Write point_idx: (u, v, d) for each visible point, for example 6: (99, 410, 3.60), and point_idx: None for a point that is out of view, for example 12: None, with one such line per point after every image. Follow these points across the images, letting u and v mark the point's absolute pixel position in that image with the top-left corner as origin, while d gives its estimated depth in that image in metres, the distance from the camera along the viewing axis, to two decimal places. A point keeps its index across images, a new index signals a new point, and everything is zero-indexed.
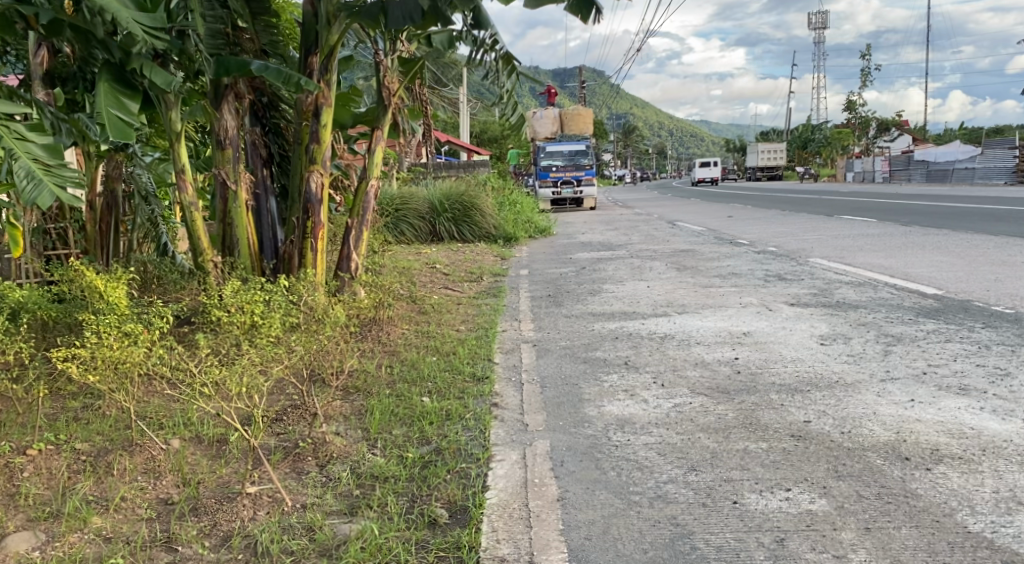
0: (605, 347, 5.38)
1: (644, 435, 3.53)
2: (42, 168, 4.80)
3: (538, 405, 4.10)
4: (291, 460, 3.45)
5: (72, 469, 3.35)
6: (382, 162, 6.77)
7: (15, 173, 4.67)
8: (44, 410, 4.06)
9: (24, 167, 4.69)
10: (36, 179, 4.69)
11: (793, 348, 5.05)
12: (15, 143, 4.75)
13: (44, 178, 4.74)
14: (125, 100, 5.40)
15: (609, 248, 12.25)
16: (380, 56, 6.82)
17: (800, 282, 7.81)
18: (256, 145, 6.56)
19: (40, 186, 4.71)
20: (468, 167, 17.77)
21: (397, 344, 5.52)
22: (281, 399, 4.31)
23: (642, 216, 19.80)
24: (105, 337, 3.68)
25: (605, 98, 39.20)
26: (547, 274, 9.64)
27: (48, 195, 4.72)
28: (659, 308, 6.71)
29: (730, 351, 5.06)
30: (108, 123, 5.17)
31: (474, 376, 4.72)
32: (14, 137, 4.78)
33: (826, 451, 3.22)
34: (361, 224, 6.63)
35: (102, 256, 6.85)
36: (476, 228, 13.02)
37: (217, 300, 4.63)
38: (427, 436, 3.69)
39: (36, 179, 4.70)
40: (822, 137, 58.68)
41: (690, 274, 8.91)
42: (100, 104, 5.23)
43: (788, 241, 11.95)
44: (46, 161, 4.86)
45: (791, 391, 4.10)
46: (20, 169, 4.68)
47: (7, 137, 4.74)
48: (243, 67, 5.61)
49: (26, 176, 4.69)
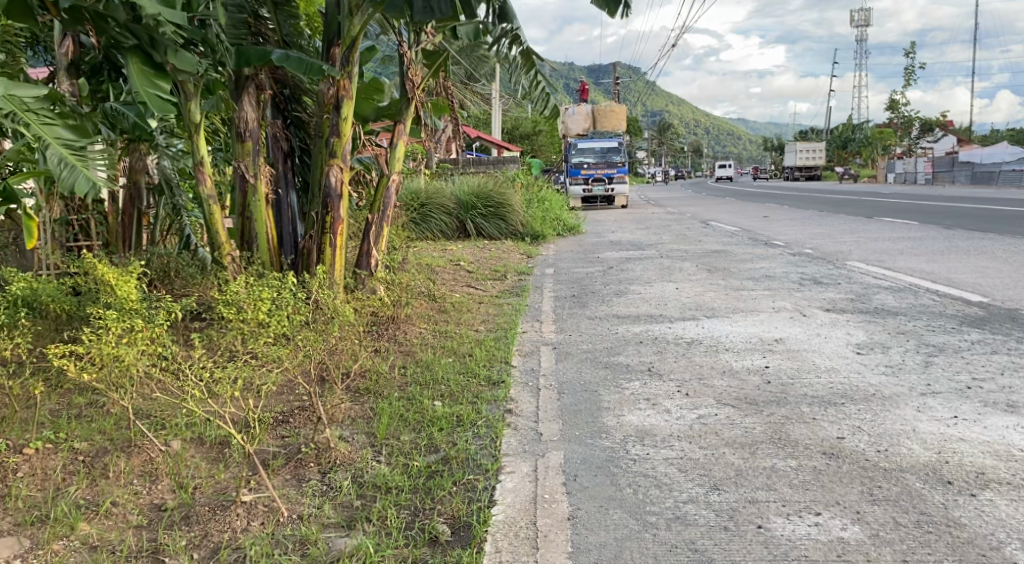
0: (629, 351, 5.17)
1: (664, 449, 3.32)
2: (73, 154, 4.77)
3: (554, 414, 3.90)
4: (292, 467, 3.31)
5: (67, 470, 3.26)
6: (405, 156, 6.62)
7: (47, 161, 4.63)
8: (48, 406, 3.98)
9: (55, 154, 4.65)
10: (69, 164, 4.66)
11: (827, 357, 4.79)
12: (42, 129, 4.69)
13: (76, 164, 4.69)
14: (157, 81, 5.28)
15: (639, 248, 11.99)
16: (404, 48, 6.65)
17: (837, 287, 7.50)
18: (278, 139, 6.46)
19: (74, 172, 4.66)
20: (498, 164, 17.59)
21: (413, 345, 5.36)
22: (287, 400, 4.18)
23: (675, 215, 19.46)
24: (104, 332, 3.57)
25: (640, 95, 38.74)
26: (573, 273, 9.44)
27: (82, 182, 4.66)
28: (687, 312, 6.47)
29: (760, 359, 4.81)
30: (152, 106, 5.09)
31: (490, 380, 4.54)
32: (41, 122, 4.70)
33: (860, 471, 2.97)
34: (382, 219, 6.48)
35: (124, 247, 6.82)
36: (504, 225, 12.85)
37: (227, 292, 4.44)
38: (435, 444, 3.52)
39: (70, 164, 4.66)
40: (862, 137, 57.43)
41: (721, 276, 8.64)
42: (139, 86, 5.17)
43: (825, 243, 11.58)
44: (74, 143, 4.81)
45: (824, 404, 3.85)
46: (52, 157, 4.64)
47: (34, 124, 4.67)
48: (264, 57, 5.57)
49: (59, 164, 4.65)
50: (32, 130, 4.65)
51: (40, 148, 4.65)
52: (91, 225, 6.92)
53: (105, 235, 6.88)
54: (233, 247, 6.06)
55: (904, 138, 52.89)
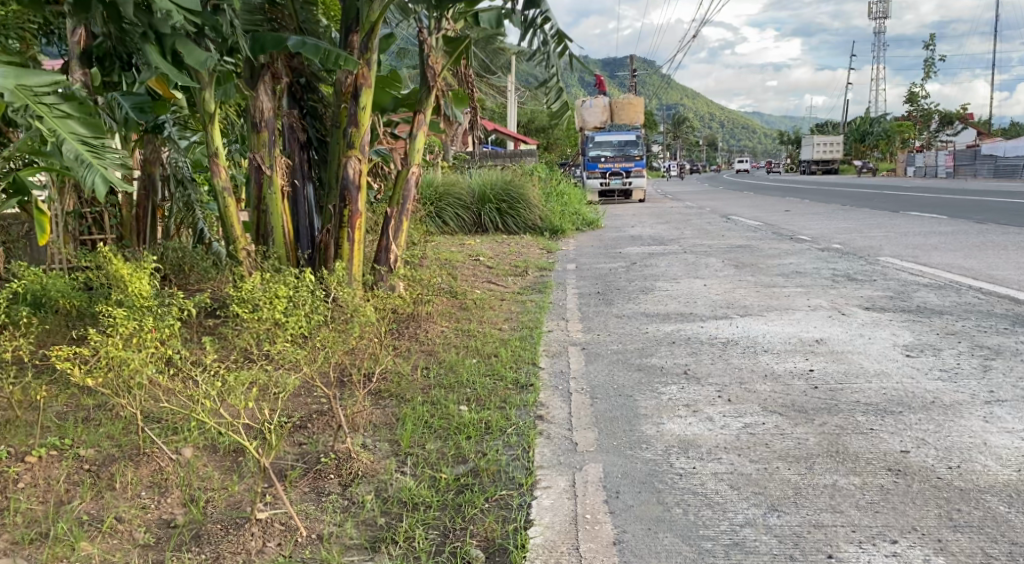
0: (662, 353, 4.90)
1: (712, 463, 3.06)
2: (89, 152, 4.47)
3: (588, 421, 3.65)
4: (311, 478, 3.08)
5: (71, 480, 3.04)
6: (425, 147, 6.38)
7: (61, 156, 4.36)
8: (54, 409, 3.77)
9: (70, 149, 4.37)
10: (83, 163, 4.39)
11: (875, 360, 4.51)
12: (56, 123, 4.40)
13: (94, 162, 4.44)
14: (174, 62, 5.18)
15: (661, 243, 11.68)
16: (424, 34, 6.39)
17: (873, 284, 7.19)
18: (294, 129, 6.22)
19: (91, 168, 4.43)
20: (514, 156, 17.32)
21: (435, 344, 5.13)
22: (305, 403, 3.96)
23: (694, 209, 19.10)
24: (110, 333, 3.35)
25: (656, 87, 38.23)
26: (596, 269, 9.17)
27: (101, 183, 4.41)
28: (718, 310, 6.19)
29: (803, 361, 4.53)
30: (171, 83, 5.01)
31: (518, 383, 4.29)
32: (54, 115, 4.42)
33: (933, 491, 2.74)
34: (401, 212, 6.24)
35: (137, 242, 6.72)
36: (521, 219, 12.58)
37: (241, 290, 4.23)
38: (463, 454, 3.28)
39: (87, 163, 4.40)
40: (881, 130, 56.68)
41: (750, 272, 8.34)
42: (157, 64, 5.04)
43: (853, 238, 11.24)
44: (91, 140, 4.52)
45: (879, 412, 3.57)
46: (67, 154, 4.37)
47: (47, 117, 4.38)
48: (279, 43, 5.36)
49: (76, 160, 4.38)
50: (46, 124, 4.36)
51: (54, 143, 4.36)
52: (104, 218, 6.79)
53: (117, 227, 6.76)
54: (249, 241, 5.85)
55: (924, 131, 52.12)
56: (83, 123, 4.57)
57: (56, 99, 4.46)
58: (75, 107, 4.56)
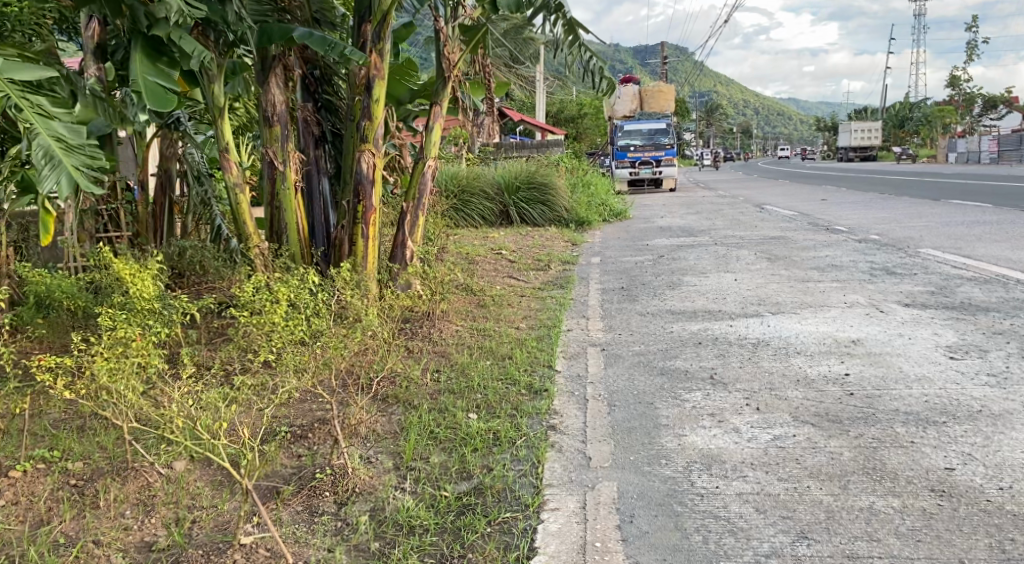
0: (687, 355, 4.64)
1: (737, 482, 2.82)
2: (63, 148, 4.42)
3: (604, 432, 3.42)
4: (305, 496, 2.90)
5: (55, 497, 2.94)
6: (441, 140, 6.17)
7: (33, 154, 4.29)
8: (51, 416, 3.67)
9: (42, 146, 4.32)
10: (53, 161, 4.29)
11: (916, 362, 4.20)
12: (34, 118, 4.37)
13: (62, 162, 4.32)
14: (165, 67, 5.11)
15: (691, 235, 11.35)
16: (440, 23, 6.17)
17: (913, 278, 6.83)
18: (309, 123, 6.01)
19: (58, 169, 4.29)
20: (541, 147, 17.05)
21: (449, 345, 4.93)
22: (308, 410, 3.80)
23: (727, 199, 18.66)
24: (96, 342, 3.20)
25: (689, 74, 37.56)
26: (622, 263, 8.89)
27: (65, 183, 4.27)
28: (748, 308, 5.90)
29: (838, 365, 4.24)
30: (145, 93, 4.92)
31: (532, 389, 4.07)
32: (35, 110, 4.39)
33: (983, 517, 2.46)
34: (417, 207, 6.04)
35: (154, 240, 6.62)
36: (546, 211, 12.33)
37: (243, 291, 4.07)
38: (468, 469, 3.07)
39: (54, 161, 4.29)
40: (921, 114, 55.19)
41: (783, 265, 8.00)
42: (137, 72, 4.98)
43: (892, 228, 10.80)
44: (65, 138, 4.46)
45: (921, 423, 3.28)
46: (39, 150, 4.30)
47: (26, 111, 4.34)
48: (287, 35, 5.17)
49: (43, 158, 4.30)
50: (24, 116, 4.33)
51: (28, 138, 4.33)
52: (120, 215, 6.40)
53: (132, 225, 6.58)
54: (262, 238, 5.70)
55: (965, 115, 50.57)
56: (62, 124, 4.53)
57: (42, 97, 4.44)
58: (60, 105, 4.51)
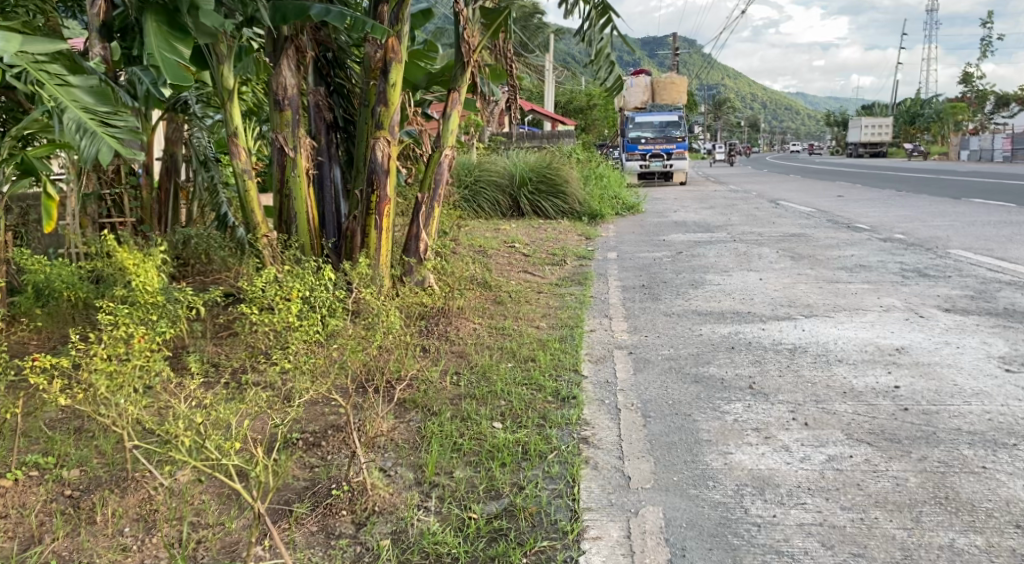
0: (720, 361, 4.37)
1: (796, 511, 2.58)
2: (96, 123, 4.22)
3: (642, 448, 3.16)
4: (320, 514, 2.65)
5: (46, 511, 2.68)
6: (458, 129, 5.90)
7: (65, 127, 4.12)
8: (47, 417, 3.42)
9: (73, 118, 4.15)
10: (88, 132, 4.11)
11: (970, 375, 3.93)
12: (57, 90, 4.23)
13: (97, 130, 4.14)
14: (178, 43, 4.83)
15: (708, 230, 11.05)
16: (460, 6, 5.80)
17: (948, 280, 6.55)
18: (320, 108, 5.72)
19: (95, 138, 4.10)
20: (553, 138, 16.73)
21: (467, 345, 4.67)
22: (320, 415, 3.55)
23: (740, 194, 18.31)
24: (93, 343, 2.94)
25: (700, 67, 37.16)
26: (640, 259, 8.60)
27: (107, 150, 4.08)
28: (778, 310, 5.62)
29: (885, 376, 3.97)
30: (163, 66, 4.66)
31: (559, 395, 3.80)
32: (55, 83, 4.25)
33: None
34: (434, 199, 5.77)
35: (159, 228, 6.35)
36: (560, 203, 12.06)
37: (251, 286, 3.81)
38: (496, 487, 2.82)
39: (89, 131, 4.11)
40: (933, 111, 54.66)
41: (808, 265, 7.71)
42: (152, 47, 4.74)
43: (917, 227, 10.50)
44: (94, 108, 4.29)
45: (989, 444, 3.02)
46: (71, 123, 4.14)
47: (48, 84, 4.22)
48: (301, 12, 4.88)
49: (78, 132, 4.13)
50: (47, 91, 4.20)
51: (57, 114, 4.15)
52: (124, 200, 6.26)
53: (138, 211, 6.32)
54: (271, 228, 5.43)
55: (979, 112, 50.02)
56: (89, 94, 4.37)
57: (59, 69, 4.32)
58: (79, 78, 4.38)
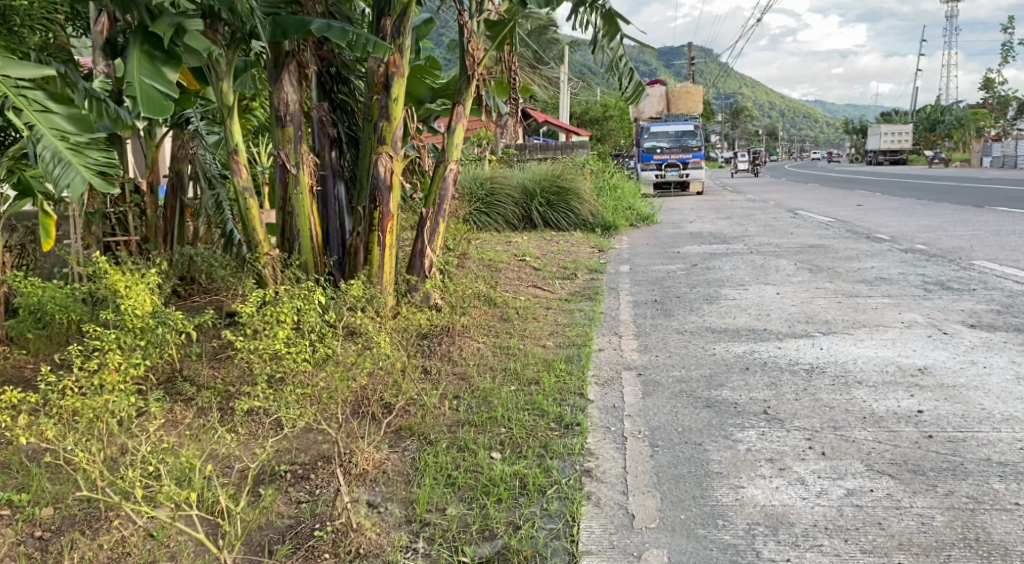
0: (733, 383, 4.16)
1: (812, 554, 2.40)
2: (71, 149, 4.16)
3: (648, 481, 2.97)
4: (301, 558, 2.50)
5: (13, 556, 2.54)
6: (464, 142, 5.73)
7: (41, 155, 4.04)
8: (28, 447, 3.29)
9: (49, 146, 4.07)
10: (62, 161, 4.05)
11: (998, 398, 3.71)
12: (36, 117, 4.13)
13: (72, 161, 4.08)
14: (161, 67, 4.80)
15: (724, 242, 10.80)
16: (464, 18, 5.65)
17: (973, 294, 6.30)
18: (324, 124, 5.60)
19: (69, 169, 4.05)
20: (567, 149, 16.55)
21: (470, 367, 4.49)
22: (312, 444, 3.39)
23: (757, 203, 18.02)
24: (69, 374, 2.79)
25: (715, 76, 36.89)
26: (653, 273, 8.39)
27: (80, 182, 4.04)
28: (795, 327, 5.40)
29: (908, 399, 3.75)
30: (139, 94, 4.55)
31: (562, 422, 3.62)
32: (35, 109, 4.15)
33: None
34: (439, 215, 5.62)
35: (163, 246, 6.26)
36: (572, 216, 11.87)
37: (242, 309, 3.66)
38: (490, 527, 2.64)
39: (65, 160, 4.05)
40: (954, 118, 53.97)
41: (826, 278, 7.47)
42: (133, 72, 4.62)
43: (939, 237, 10.21)
44: (71, 136, 4.21)
45: (1022, 478, 2.81)
46: (46, 152, 4.05)
47: (27, 110, 4.11)
48: (302, 28, 4.75)
49: (53, 160, 4.05)
50: (23, 117, 4.09)
51: (33, 141, 4.08)
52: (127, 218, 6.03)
53: (142, 230, 6.21)
54: (273, 246, 5.30)
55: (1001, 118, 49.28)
56: (68, 120, 4.30)
57: (39, 95, 4.23)
58: (59, 104, 4.30)
